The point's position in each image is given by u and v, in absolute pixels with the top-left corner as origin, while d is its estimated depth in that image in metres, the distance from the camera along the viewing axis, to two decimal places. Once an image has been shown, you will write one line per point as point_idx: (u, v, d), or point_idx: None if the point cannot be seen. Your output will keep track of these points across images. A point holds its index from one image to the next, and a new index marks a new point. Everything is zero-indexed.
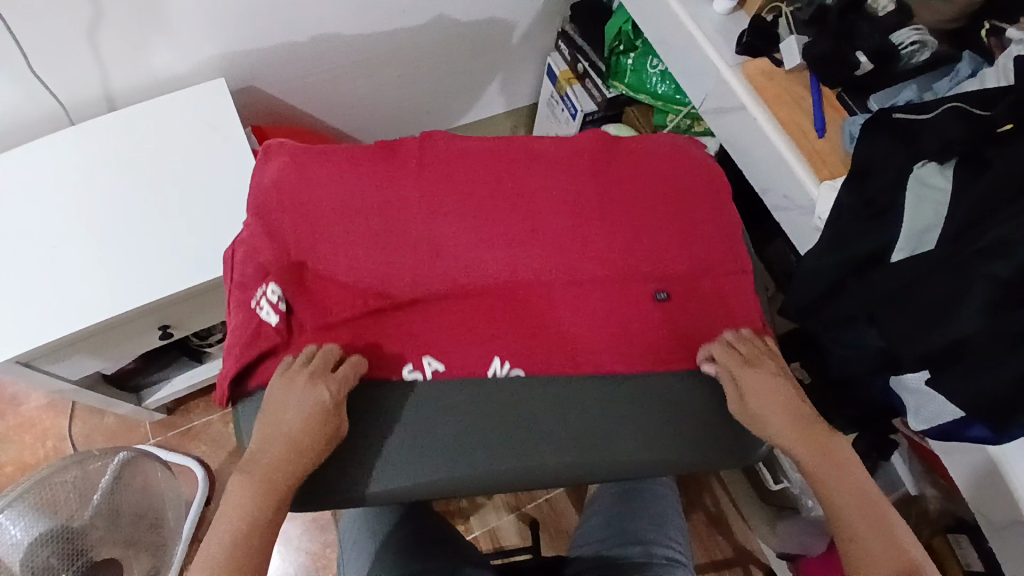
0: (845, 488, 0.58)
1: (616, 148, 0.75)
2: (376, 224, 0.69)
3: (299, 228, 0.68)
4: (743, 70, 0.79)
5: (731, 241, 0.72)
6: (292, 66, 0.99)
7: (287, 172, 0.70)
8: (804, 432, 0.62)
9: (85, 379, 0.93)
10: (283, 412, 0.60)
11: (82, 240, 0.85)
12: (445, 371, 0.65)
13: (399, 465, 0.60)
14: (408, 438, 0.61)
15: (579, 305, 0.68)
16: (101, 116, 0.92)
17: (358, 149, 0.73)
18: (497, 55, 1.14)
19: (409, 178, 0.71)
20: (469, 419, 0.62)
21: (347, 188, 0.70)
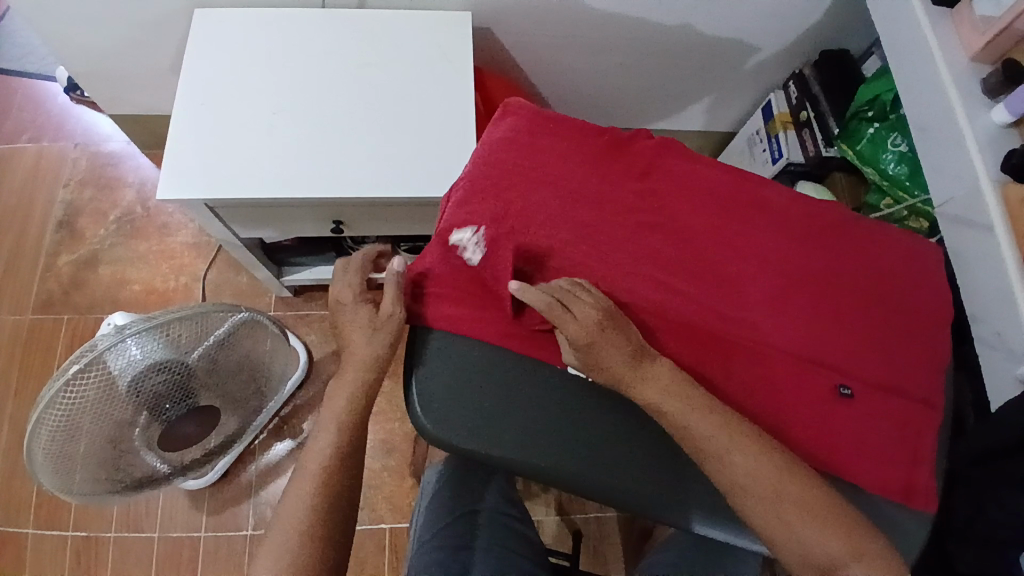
0: (734, 446, 0.57)
1: (846, 225, 0.71)
2: (586, 215, 0.68)
3: (516, 191, 0.67)
4: (1003, 190, 0.74)
5: (933, 368, 0.67)
6: (531, 22, 1.00)
7: (519, 138, 0.70)
8: (636, 377, 0.59)
9: (248, 240, 0.99)
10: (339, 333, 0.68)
11: (297, 115, 0.89)
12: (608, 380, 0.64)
13: (456, 410, 0.61)
14: (461, 382, 0.62)
15: (759, 369, 0.64)
16: (350, 11, 0.97)
17: (590, 133, 0.72)
18: (720, 76, 1.11)
19: (629, 181, 0.70)
20: (527, 389, 0.63)
21: (572, 169, 0.69)
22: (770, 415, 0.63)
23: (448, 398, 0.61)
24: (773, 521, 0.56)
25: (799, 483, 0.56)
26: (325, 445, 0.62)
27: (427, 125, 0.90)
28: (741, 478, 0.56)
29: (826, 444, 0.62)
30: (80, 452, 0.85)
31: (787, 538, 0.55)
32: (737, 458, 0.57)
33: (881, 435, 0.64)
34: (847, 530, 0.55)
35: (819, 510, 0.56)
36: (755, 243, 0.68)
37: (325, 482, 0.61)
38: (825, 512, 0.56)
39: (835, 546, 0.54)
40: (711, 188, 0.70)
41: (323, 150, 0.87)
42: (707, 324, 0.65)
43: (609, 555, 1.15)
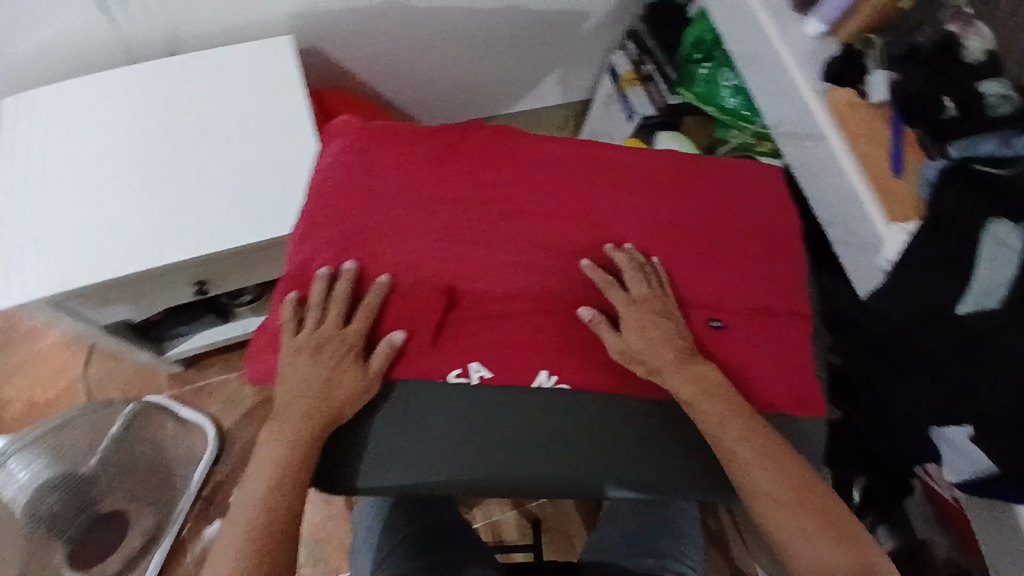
0: (761, 459, 0.57)
1: (689, 167, 0.73)
2: (434, 220, 0.66)
3: (356, 216, 0.66)
4: (828, 97, 0.78)
5: (795, 282, 0.70)
6: (357, 34, 0.97)
7: (346, 161, 0.68)
8: (679, 369, 0.62)
9: (113, 326, 0.93)
10: (301, 362, 0.61)
11: (130, 184, 0.84)
12: (493, 377, 0.63)
13: (386, 458, 0.60)
14: (396, 425, 0.61)
15: None
16: (161, 60, 0.90)
17: (422, 135, 0.70)
18: (563, 48, 1.12)
19: (469, 176, 0.69)
20: (464, 410, 0.62)
21: (408, 177, 0.67)
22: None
23: (340, 447, 0.61)
24: (785, 531, 0.54)
25: (816, 496, 0.56)
26: (259, 492, 0.56)
27: (273, 163, 0.86)
28: (761, 485, 0.56)
29: None
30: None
31: (800, 555, 0.54)
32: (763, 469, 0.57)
33: (761, 359, 0.66)
34: (852, 544, 0.54)
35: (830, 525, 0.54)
36: (608, 207, 0.69)
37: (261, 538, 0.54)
38: (836, 527, 0.54)
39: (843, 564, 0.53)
40: (553, 162, 0.70)
41: (168, 214, 0.82)
42: (574, 298, 0.67)
43: (573, 535, 1.15)
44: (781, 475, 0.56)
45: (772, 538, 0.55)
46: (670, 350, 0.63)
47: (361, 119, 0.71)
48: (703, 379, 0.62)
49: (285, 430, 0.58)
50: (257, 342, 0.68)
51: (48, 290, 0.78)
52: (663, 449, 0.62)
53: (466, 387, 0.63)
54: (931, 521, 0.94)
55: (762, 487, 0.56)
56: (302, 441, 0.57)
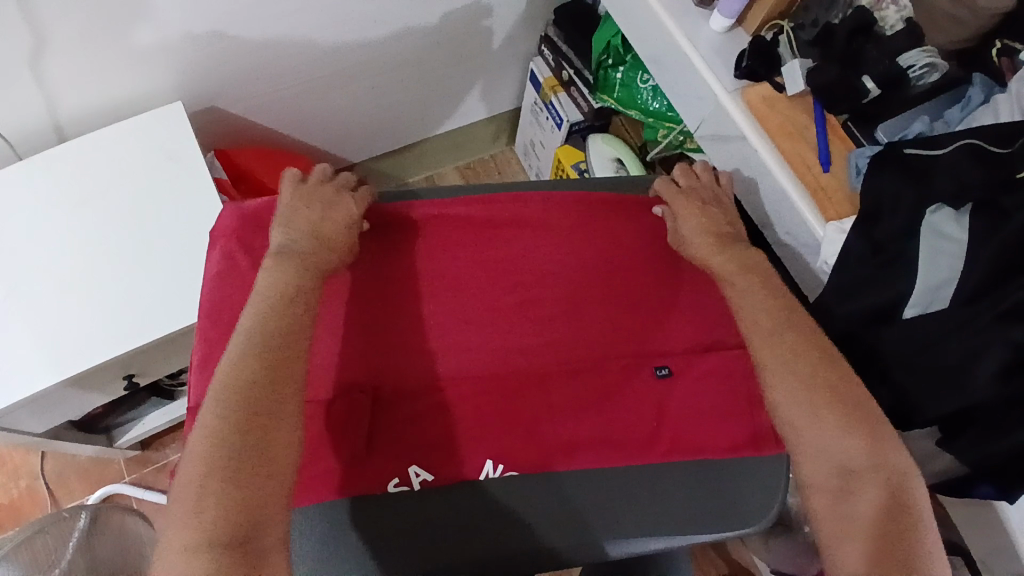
0: (779, 344, 0.61)
1: (609, 208, 0.71)
2: (346, 311, 0.63)
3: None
4: (743, 96, 0.74)
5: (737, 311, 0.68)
6: (256, 85, 0.94)
7: (238, 262, 0.64)
8: (720, 249, 0.68)
9: (50, 430, 0.90)
10: (309, 210, 0.64)
11: (35, 288, 0.79)
12: (435, 479, 0.59)
13: (414, 552, 0.56)
14: (418, 516, 0.57)
15: (571, 391, 0.63)
16: (50, 148, 0.86)
17: None
18: (477, 61, 1.08)
19: (378, 257, 0.66)
20: (483, 492, 0.59)
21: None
22: (605, 430, 0.62)
23: (355, 554, 0.56)
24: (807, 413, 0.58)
25: (844, 383, 0.58)
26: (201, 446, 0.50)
27: (186, 239, 0.83)
28: (787, 363, 0.60)
29: (664, 433, 0.62)
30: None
31: (809, 437, 0.57)
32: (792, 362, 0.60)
33: (707, 399, 0.64)
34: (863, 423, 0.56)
35: (844, 412, 0.57)
36: (529, 264, 0.67)
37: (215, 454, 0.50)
38: (850, 415, 0.57)
39: (857, 445, 0.55)
40: (465, 226, 0.68)
41: (82, 315, 0.79)
42: (514, 369, 0.63)
43: None
44: (807, 355, 0.60)
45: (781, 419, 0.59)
46: (716, 227, 0.69)
47: (246, 209, 0.66)
48: (744, 259, 0.67)
49: (234, 402, 0.52)
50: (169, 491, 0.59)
51: None
52: (640, 499, 0.60)
53: (411, 497, 0.58)
54: None
55: (785, 367, 0.60)
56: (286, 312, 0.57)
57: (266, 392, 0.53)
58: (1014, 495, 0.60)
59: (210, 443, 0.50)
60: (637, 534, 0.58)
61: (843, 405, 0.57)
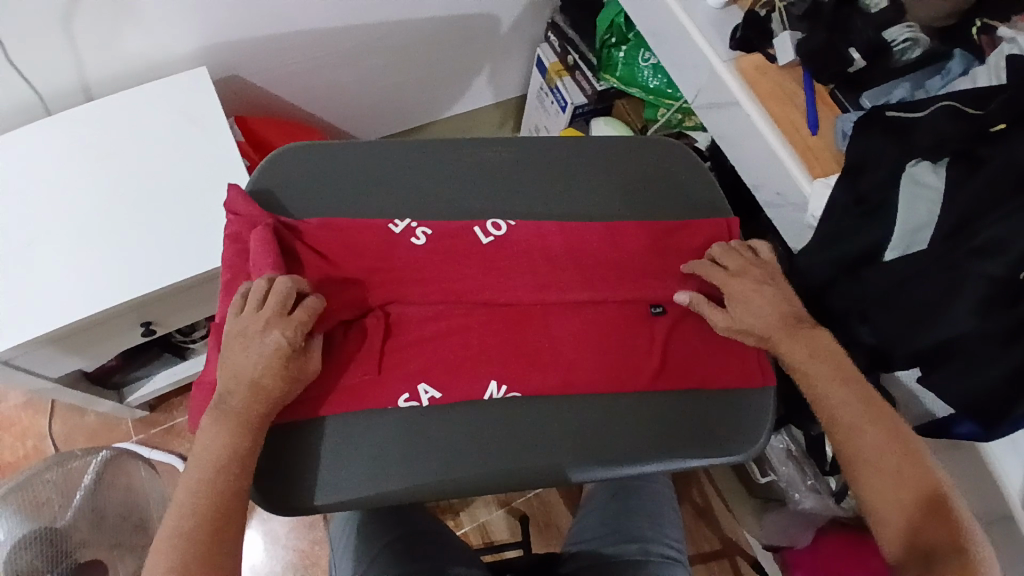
0: (843, 402, 0.59)
1: (610, 157, 0.75)
2: (361, 245, 0.67)
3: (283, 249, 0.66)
4: (737, 64, 0.79)
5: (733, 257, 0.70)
6: (275, 58, 0.98)
7: (269, 199, 0.69)
8: (789, 335, 0.62)
9: (65, 377, 0.92)
10: (251, 357, 0.56)
11: (61, 234, 0.83)
12: (441, 398, 0.62)
13: (419, 461, 0.60)
14: (420, 430, 0.61)
15: (574, 324, 0.66)
16: (79, 107, 0.90)
17: (340, 163, 0.72)
18: (486, 45, 1.13)
19: (394, 200, 0.71)
20: (481, 410, 0.62)
21: (335, 208, 0.70)
22: (605, 361, 0.65)
23: (363, 460, 0.60)
24: (862, 467, 0.57)
25: (905, 444, 0.57)
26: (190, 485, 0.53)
27: (204, 195, 0.87)
28: (847, 421, 0.58)
29: (661, 367, 0.65)
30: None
31: (862, 488, 0.56)
32: (864, 433, 0.57)
33: (700, 338, 0.67)
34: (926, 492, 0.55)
35: (900, 471, 0.55)
36: (534, 210, 0.72)
37: (200, 498, 0.53)
38: (907, 477, 0.55)
39: (908, 503, 0.54)
40: (474, 171, 0.73)
41: (99, 261, 0.82)
42: (521, 305, 0.66)
43: (560, 524, 1.15)
44: (872, 420, 0.57)
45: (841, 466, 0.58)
46: (778, 314, 0.63)
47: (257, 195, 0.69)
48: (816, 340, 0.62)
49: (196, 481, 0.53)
50: (191, 404, 0.62)
51: None
52: (635, 424, 0.63)
53: (416, 411, 0.61)
54: None
55: (848, 425, 0.58)
56: (258, 399, 0.55)
57: (223, 473, 0.54)
58: (994, 431, 0.62)
59: (198, 487, 0.53)
60: (629, 461, 0.61)
61: (900, 466, 0.56)
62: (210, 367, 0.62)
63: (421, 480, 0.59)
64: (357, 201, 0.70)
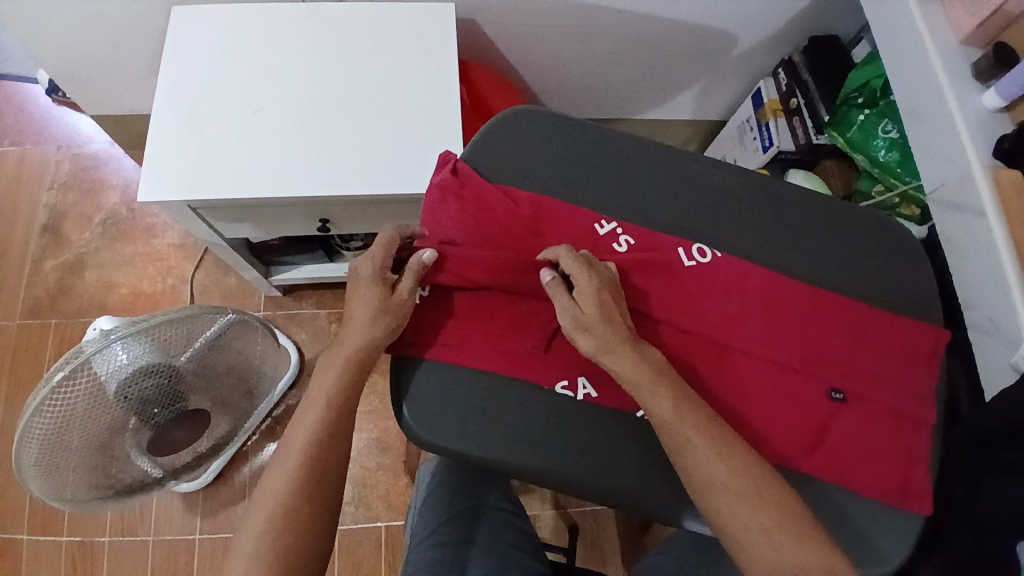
0: (718, 458, 0.56)
1: (833, 223, 0.72)
2: (563, 230, 0.68)
3: (497, 202, 0.68)
4: (995, 173, 0.73)
5: (927, 372, 0.66)
6: (517, 15, 0.99)
7: (497, 155, 0.71)
8: (632, 350, 0.59)
9: (233, 240, 0.97)
10: (354, 299, 0.62)
11: (281, 112, 0.88)
12: (597, 398, 0.63)
13: (559, 449, 0.61)
14: (567, 422, 0.62)
15: (750, 378, 0.64)
16: (332, 5, 0.95)
17: (574, 143, 0.72)
18: (709, 64, 1.11)
19: (611, 194, 0.71)
20: (624, 424, 0.62)
21: (553, 182, 0.71)
22: (768, 425, 0.63)
23: (507, 427, 0.61)
24: (758, 537, 0.55)
25: (803, 525, 0.55)
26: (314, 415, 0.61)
27: (411, 121, 0.88)
28: (745, 487, 0.56)
29: (819, 451, 0.63)
30: (24, 450, 0.77)
31: (760, 557, 0.54)
32: (756, 505, 0.55)
33: (869, 440, 0.63)
34: (821, 545, 0.54)
35: (802, 550, 0.54)
36: (739, 250, 0.70)
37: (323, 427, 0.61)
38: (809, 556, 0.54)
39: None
40: (693, 192, 0.72)
41: (300, 148, 0.85)
42: (704, 338, 0.65)
43: (605, 545, 1.15)
44: (767, 491, 0.56)
45: (729, 535, 0.56)
46: (622, 332, 0.60)
47: (485, 148, 0.71)
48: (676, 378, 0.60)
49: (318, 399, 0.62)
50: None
51: (177, 196, 0.82)
52: None
53: (570, 401, 0.62)
54: None
55: (740, 491, 0.56)
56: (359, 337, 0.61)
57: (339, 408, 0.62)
58: None
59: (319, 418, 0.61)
60: None
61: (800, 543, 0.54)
62: None
63: (554, 466, 0.61)
64: (579, 182, 0.71)
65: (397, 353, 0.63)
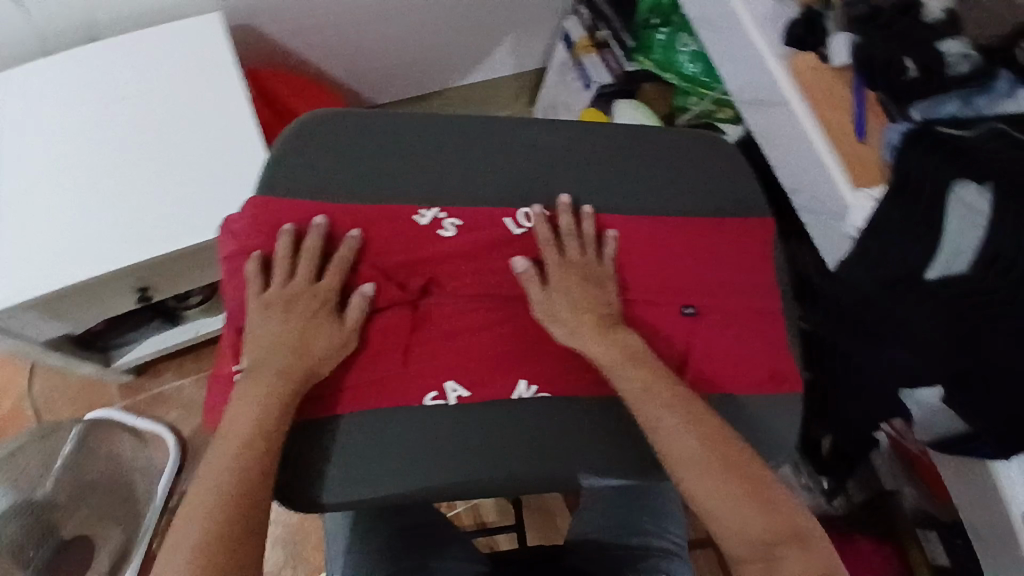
0: (688, 432, 0.57)
1: (653, 154, 0.73)
2: (384, 236, 0.65)
3: (303, 232, 0.63)
4: (790, 62, 0.77)
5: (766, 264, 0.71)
6: (295, 8, 0.90)
7: (286, 176, 0.65)
8: (604, 335, 0.63)
9: (52, 340, 0.85)
10: (272, 318, 0.60)
11: (57, 185, 0.76)
12: (469, 396, 0.61)
13: (443, 459, 0.59)
14: (443, 433, 0.59)
15: None
16: (80, 49, 0.82)
17: (376, 138, 0.67)
18: (512, 14, 1.08)
19: (424, 183, 0.67)
20: (501, 415, 0.61)
21: (360, 188, 0.66)
22: None
23: (383, 457, 0.58)
24: (733, 505, 0.55)
25: (772, 487, 0.56)
26: (207, 495, 0.53)
27: (205, 157, 0.79)
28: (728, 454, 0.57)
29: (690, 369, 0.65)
30: None
31: (728, 524, 0.54)
32: (727, 474, 0.56)
33: (733, 345, 0.66)
34: (779, 506, 0.55)
35: (772, 510, 0.55)
36: (573, 204, 0.70)
37: (217, 508, 0.52)
38: (779, 515, 0.55)
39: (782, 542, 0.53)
40: (520, 160, 0.70)
41: (87, 222, 0.75)
42: (554, 298, 0.66)
43: (552, 510, 1.16)
44: (751, 457, 0.57)
45: (703, 509, 0.56)
46: (591, 312, 0.64)
47: (274, 178, 0.65)
48: (651, 364, 0.62)
49: (221, 469, 0.54)
50: (206, 395, 0.61)
51: None
52: None
53: (445, 410, 0.60)
54: (895, 471, 1.00)
55: (714, 461, 0.56)
56: (292, 377, 0.57)
57: (237, 490, 0.53)
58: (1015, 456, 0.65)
59: (211, 501, 0.52)
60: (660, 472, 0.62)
61: (772, 505, 0.55)
62: (226, 359, 0.61)
63: (442, 479, 0.58)
64: (399, 179, 0.67)
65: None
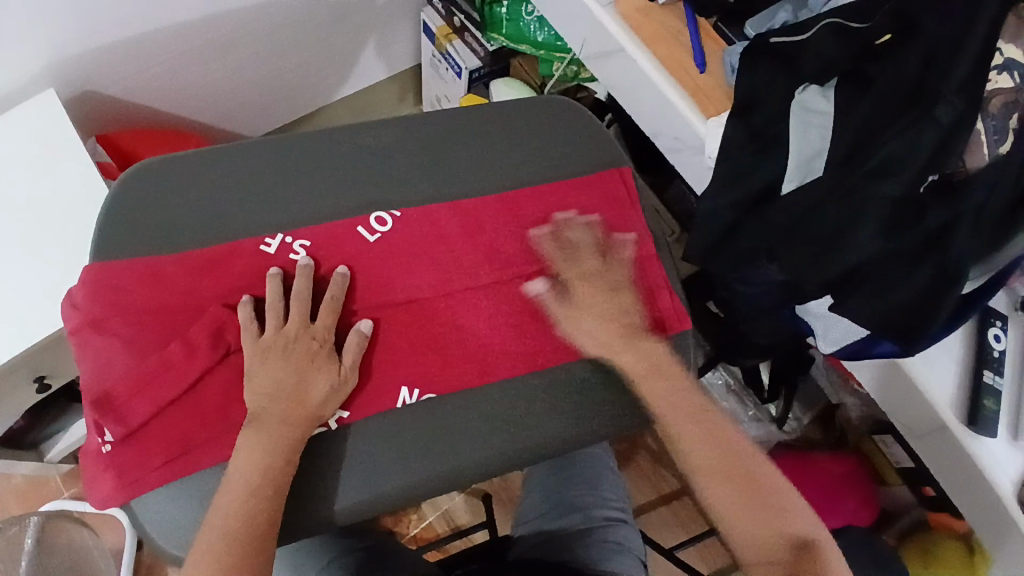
0: (711, 442, 0.62)
1: (497, 130, 0.72)
2: (229, 277, 0.63)
3: (149, 288, 0.62)
4: (617, 9, 0.75)
5: (630, 217, 0.71)
6: (132, 65, 0.88)
7: (123, 237, 0.64)
8: (628, 345, 0.64)
9: None
10: (269, 366, 0.60)
11: None
12: (348, 415, 0.61)
13: (360, 476, 0.60)
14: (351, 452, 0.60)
15: (478, 308, 0.66)
16: None
17: (206, 177, 0.66)
18: (365, 18, 1.07)
19: (265, 211, 0.66)
20: (396, 424, 0.61)
21: (200, 232, 0.64)
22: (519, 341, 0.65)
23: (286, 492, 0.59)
24: (742, 512, 0.59)
25: (778, 488, 0.61)
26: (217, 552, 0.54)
27: (67, 233, 0.78)
28: (744, 454, 0.62)
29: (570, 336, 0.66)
30: None
31: (741, 529, 0.59)
32: (725, 486, 0.60)
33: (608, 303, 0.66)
34: (780, 510, 0.59)
35: (771, 516, 0.59)
36: (426, 197, 0.69)
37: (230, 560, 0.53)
38: (780, 518, 0.59)
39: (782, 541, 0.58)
40: (360, 164, 0.68)
41: None
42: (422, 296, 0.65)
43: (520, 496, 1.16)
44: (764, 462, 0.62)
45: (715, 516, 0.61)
46: (324, 377, 0.60)
47: (107, 244, 0.63)
48: (659, 361, 0.64)
49: (235, 508, 0.55)
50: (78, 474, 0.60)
51: None
52: (553, 403, 0.63)
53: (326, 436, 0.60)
54: (835, 384, 1.04)
55: (723, 465, 0.61)
56: (292, 425, 0.58)
57: (240, 543, 0.54)
58: (915, 348, 0.65)
59: (216, 553, 0.54)
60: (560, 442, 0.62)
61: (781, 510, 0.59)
62: (92, 434, 0.59)
63: (360, 497, 0.59)
64: (235, 214, 0.65)
65: (131, 496, 0.58)
